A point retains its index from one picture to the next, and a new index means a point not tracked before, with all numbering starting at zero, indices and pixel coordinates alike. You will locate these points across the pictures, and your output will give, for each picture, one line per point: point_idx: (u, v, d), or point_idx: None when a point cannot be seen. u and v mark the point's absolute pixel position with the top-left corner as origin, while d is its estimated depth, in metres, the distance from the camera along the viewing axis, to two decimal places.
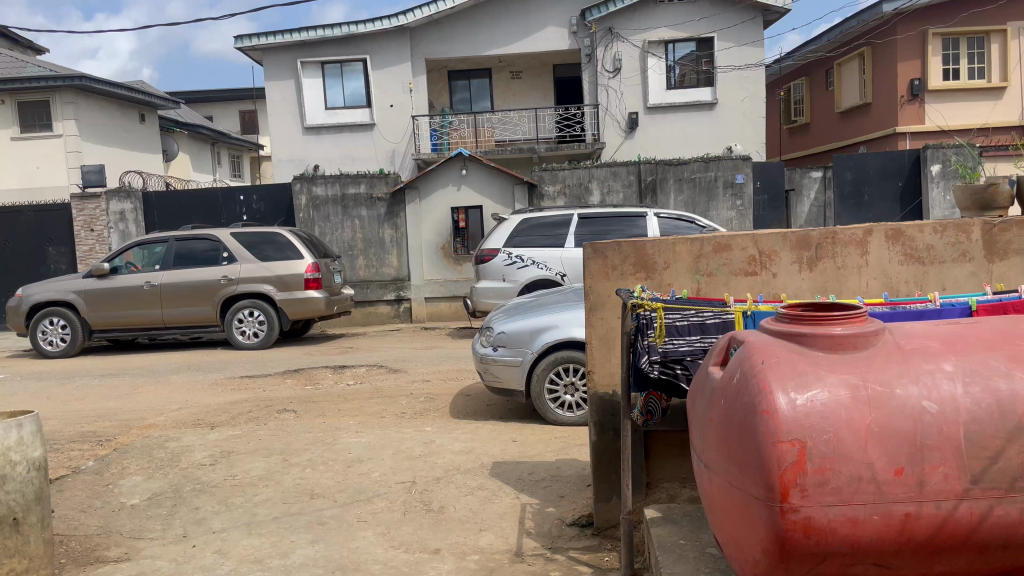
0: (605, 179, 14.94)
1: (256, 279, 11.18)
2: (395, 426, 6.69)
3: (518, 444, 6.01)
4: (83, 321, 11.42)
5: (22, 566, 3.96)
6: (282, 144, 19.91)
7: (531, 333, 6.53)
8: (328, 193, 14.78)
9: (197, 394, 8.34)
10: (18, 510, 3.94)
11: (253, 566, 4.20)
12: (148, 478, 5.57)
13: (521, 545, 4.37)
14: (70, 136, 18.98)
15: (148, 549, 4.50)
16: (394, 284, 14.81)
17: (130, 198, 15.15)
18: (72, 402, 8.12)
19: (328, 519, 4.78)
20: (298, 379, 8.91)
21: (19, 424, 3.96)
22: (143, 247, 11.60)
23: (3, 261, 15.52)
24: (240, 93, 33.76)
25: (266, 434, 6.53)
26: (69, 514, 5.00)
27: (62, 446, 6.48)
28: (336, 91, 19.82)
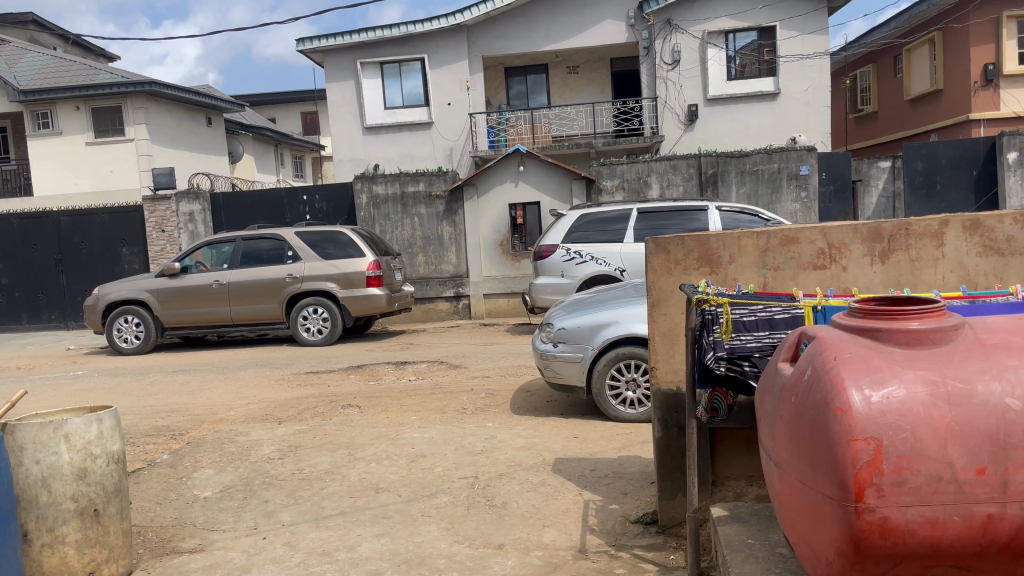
0: (664, 172, 14.81)
1: (320, 277, 11.38)
2: (457, 421, 6.74)
3: (580, 441, 5.99)
4: (156, 319, 11.80)
5: (103, 556, 4.12)
6: (342, 144, 20.25)
7: (592, 329, 6.50)
8: (389, 192, 15.00)
9: (264, 389, 8.54)
10: (99, 501, 4.10)
11: (321, 558, 4.29)
12: (220, 471, 5.73)
13: (585, 541, 4.36)
14: (142, 139, 19.66)
15: (221, 540, 4.63)
16: (453, 280, 14.92)
17: (199, 199, 15.69)
18: (148, 397, 8.41)
19: (393, 513, 4.85)
20: (361, 374, 9.05)
21: (99, 419, 4.12)
22: (211, 247, 11.94)
23: (80, 262, 16.12)
24: (302, 95, 34.43)
25: (332, 428, 6.66)
26: (146, 505, 5.18)
27: (138, 440, 6.72)
28: (395, 90, 20.05)
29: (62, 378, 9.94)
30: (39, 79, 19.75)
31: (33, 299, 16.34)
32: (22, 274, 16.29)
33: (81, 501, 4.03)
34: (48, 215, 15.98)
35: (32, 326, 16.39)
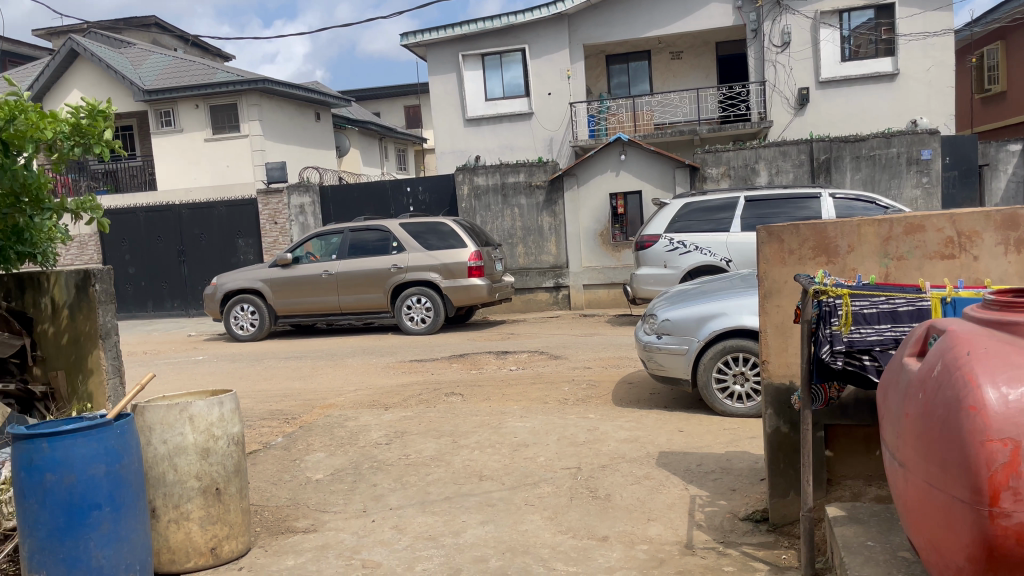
0: (773, 159, 14.32)
1: (423, 268, 11.61)
2: (559, 412, 6.74)
3: (685, 435, 5.87)
4: (270, 307, 12.31)
5: (224, 532, 4.33)
6: (445, 136, 20.56)
7: (697, 321, 6.36)
8: (489, 182, 15.11)
9: (370, 376, 8.77)
10: (221, 480, 4.30)
11: (427, 542, 4.38)
12: (330, 455, 5.93)
13: (692, 536, 4.28)
14: (255, 135, 20.54)
15: (332, 522, 4.79)
16: (553, 271, 14.91)
17: (309, 191, 16.19)
18: (262, 382, 8.79)
19: (497, 501, 4.89)
20: (463, 363, 9.17)
21: (220, 402, 4.32)
22: (321, 238, 12.34)
23: (200, 253, 17.00)
24: (405, 89, 35.11)
25: (436, 416, 6.78)
26: (262, 485, 5.42)
27: (254, 422, 7.03)
28: (496, 82, 20.20)
29: (185, 363, 10.51)
30: (162, 80, 20.90)
31: (158, 288, 17.36)
32: (148, 264, 17.30)
33: (204, 479, 4.24)
34: (171, 209, 16.91)
35: (157, 313, 17.42)
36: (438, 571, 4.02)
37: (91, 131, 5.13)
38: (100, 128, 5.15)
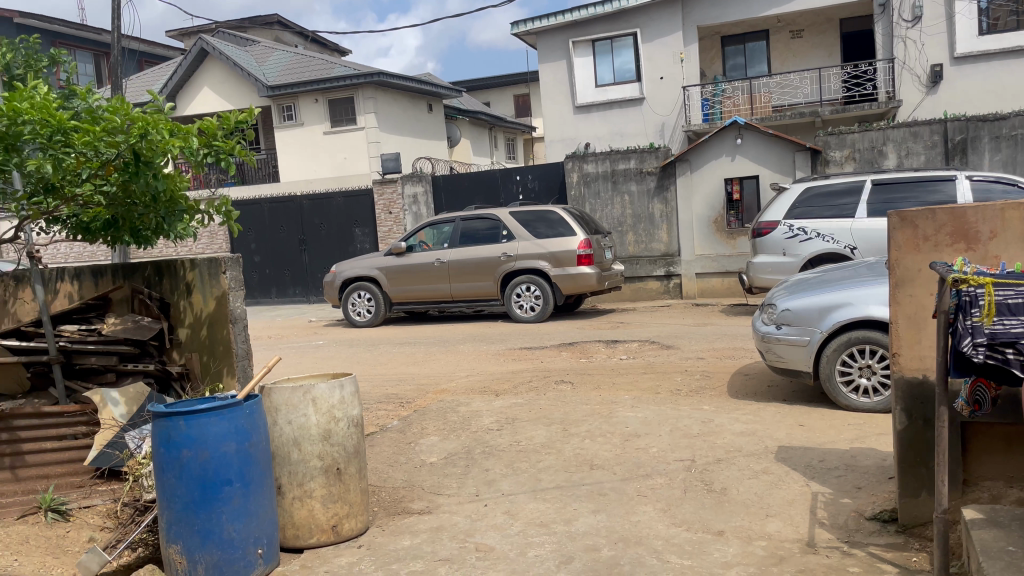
0: (903, 141, 13.55)
1: (532, 256, 11.65)
2: (672, 402, 6.63)
3: (806, 429, 5.65)
4: (386, 295, 12.67)
5: (344, 511, 4.48)
6: (555, 124, 20.53)
7: (820, 311, 6.11)
8: (599, 170, 15.01)
9: (482, 363, 8.89)
10: (341, 461, 4.45)
11: (539, 529, 4.40)
12: (443, 439, 6.05)
13: (814, 535, 4.12)
14: (371, 128, 21.15)
15: (446, 505, 4.88)
16: (664, 259, 14.65)
17: (422, 181, 16.57)
18: (378, 367, 9.08)
19: (608, 491, 4.86)
20: (573, 352, 9.15)
21: (341, 385, 4.47)
22: (433, 227, 12.59)
23: (320, 242, 17.68)
24: (515, 78, 35.24)
25: (546, 403, 6.80)
26: (380, 466, 5.60)
27: (371, 405, 7.26)
28: (606, 67, 19.98)
29: (307, 347, 10.97)
30: (284, 75, 21.85)
31: (282, 275, 18.16)
32: (272, 253, 18.13)
33: (326, 459, 4.41)
34: (293, 200, 17.66)
35: (280, 299, 18.24)
36: (550, 557, 4.03)
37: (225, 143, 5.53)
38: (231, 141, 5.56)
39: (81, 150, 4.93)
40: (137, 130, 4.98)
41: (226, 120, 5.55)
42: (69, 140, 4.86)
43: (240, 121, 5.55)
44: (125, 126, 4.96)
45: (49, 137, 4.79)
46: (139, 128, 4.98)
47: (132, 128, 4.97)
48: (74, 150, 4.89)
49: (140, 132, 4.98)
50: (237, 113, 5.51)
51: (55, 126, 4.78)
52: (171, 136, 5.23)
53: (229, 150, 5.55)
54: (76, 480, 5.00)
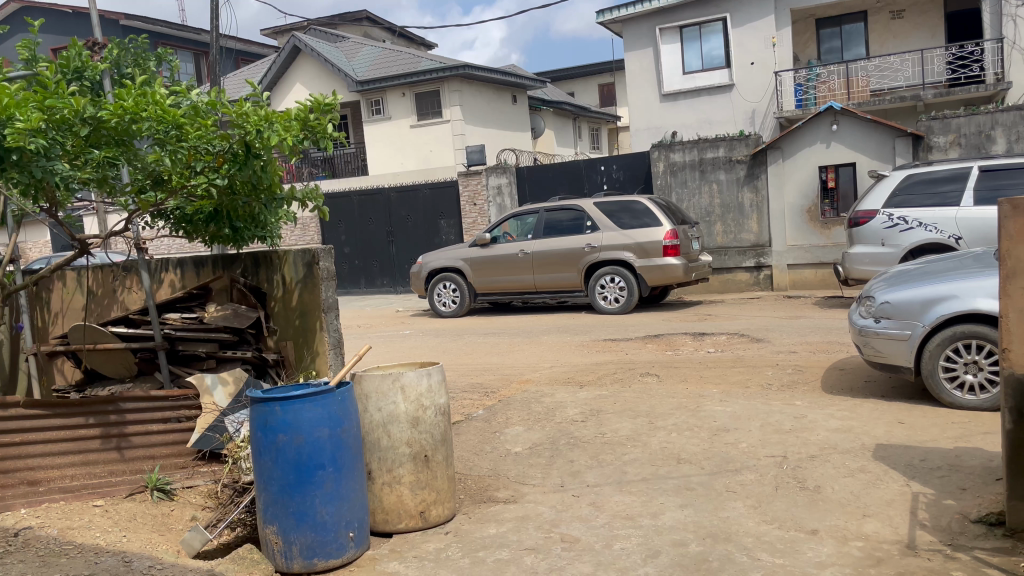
0: (1012, 125, 12.84)
1: (617, 247, 11.54)
2: (763, 397, 6.46)
3: (906, 427, 5.42)
4: (470, 285, 12.80)
5: (432, 498, 4.55)
6: (641, 113, 20.26)
7: (923, 304, 5.84)
8: (687, 159, 14.73)
9: (566, 354, 8.87)
10: (429, 448, 4.52)
11: (625, 522, 4.37)
12: (528, 429, 6.07)
13: (914, 536, 3.95)
14: (456, 120, 21.36)
15: (531, 494, 4.90)
16: (754, 250, 14.30)
17: (506, 173, 16.63)
18: (464, 357, 9.18)
19: (696, 485, 4.78)
20: (659, 344, 9.03)
21: (428, 373, 4.53)
22: (517, 219, 12.63)
23: (406, 233, 17.99)
24: (600, 67, 34.92)
25: (632, 395, 6.74)
26: (465, 455, 5.67)
27: (457, 395, 7.36)
28: (694, 54, 19.60)
29: (396, 336, 11.20)
30: (373, 70, 22.30)
31: (370, 266, 18.57)
32: (361, 244, 18.56)
33: (415, 446, 4.49)
34: (381, 192, 18.03)
35: (369, 289, 18.66)
36: (636, 551, 4.00)
37: (320, 126, 5.59)
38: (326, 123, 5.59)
39: (194, 143, 5.22)
40: (252, 125, 5.20)
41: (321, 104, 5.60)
42: (182, 133, 5.13)
43: (330, 104, 5.53)
44: (236, 119, 5.23)
45: (164, 131, 5.07)
46: (253, 123, 5.19)
47: (247, 122, 5.21)
48: (188, 143, 5.19)
49: (254, 127, 5.20)
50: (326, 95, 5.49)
51: (169, 122, 5.04)
52: (273, 123, 5.27)
53: (324, 134, 5.63)
54: (180, 461, 5.20)
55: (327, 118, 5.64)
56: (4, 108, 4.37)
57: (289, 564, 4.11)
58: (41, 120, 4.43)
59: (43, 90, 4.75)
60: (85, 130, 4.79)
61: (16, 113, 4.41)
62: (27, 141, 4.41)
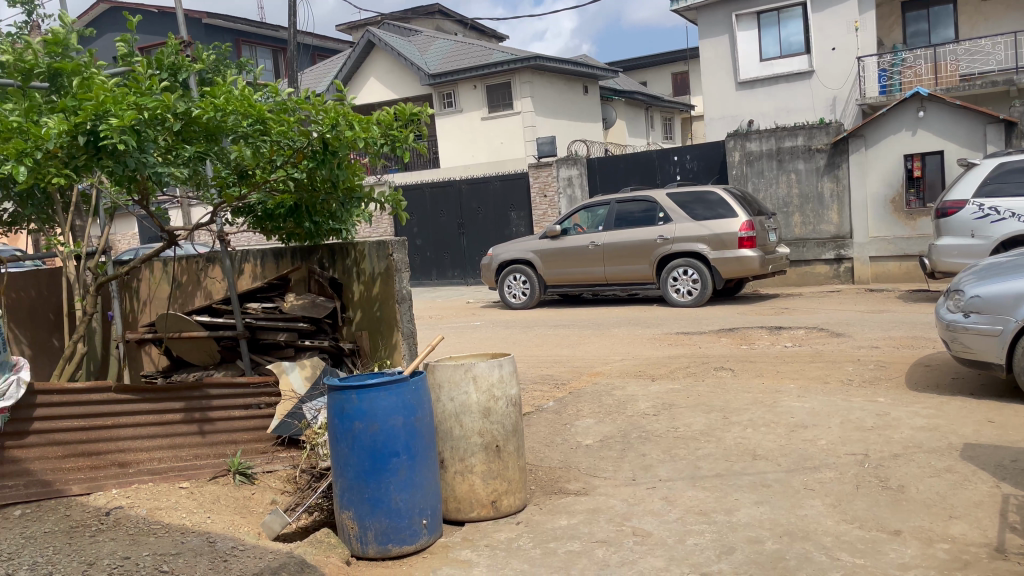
0: None
1: (691, 238, 11.36)
2: (842, 393, 6.27)
3: (997, 427, 5.18)
4: (540, 276, 12.81)
5: (503, 488, 4.57)
6: (716, 102, 19.88)
7: (1015, 299, 5.56)
8: (763, 148, 14.37)
9: (638, 347, 8.79)
10: (500, 438, 4.55)
11: (698, 517, 4.30)
12: (599, 422, 6.04)
13: (1004, 540, 3.77)
14: (527, 112, 21.34)
15: (602, 487, 4.88)
16: (834, 241, 13.88)
17: (577, 164, 16.61)
18: (534, 348, 9.19)
19: (773, 482, 4.67)
20: (734, 338, 8.86)
21: (500, 364, 4.56)
22: (588, 210, 12.57)
23: (477, 225, 18.10)
24: (673, 56, 34.39)
25: (706, 389, 6.63)
26: (536, 446, 5.68)
27: (527, 386, 7.38)
28: (772, 40, 19.15)
29: (467, 327, 11.29)
30: (445, 63, 22.50)
31: (441, 258, 18.75)
32: (433, 236, 18.76)
33: (486, 436, 4.52)
34: (453, 184, 18.17)
35: (440, 281, 18.85)
36: (709, 547, 3.94)
37: (402, 136, 5.77)
38: (408, 134, 5.79)
39: (276, 138, 5.41)
40: (328, 120, 5.33)
41: (403, 113, 5.73)
42: (266, 129, 5.32)
43: (415, 113, 5.73)
44: (318, 117, 5.36)
45: (249, 127, 5.25)
46: (330, 118, 5.32)
47: (324, 117, 5.35)
48: (270, 138, 5.38)
49: (331, 122, 5.33)
50: (412, 106, 5.71)
51: (254, 116, 5.23)
52: (356, 127, 5.42)
53: (402, 140, 5.75)
54: (260, 446, 5.44)
55: (412, 127, 5.87)
56: (100, 103, 4.51)
57: (364, 549, 4.19)
58: (134, 117, 4.52)
59: (136, 87, 4.87)
60: (176, 125, 4.91)
61: (112, 109, 4.54)
62: (120, 137, 4.52)
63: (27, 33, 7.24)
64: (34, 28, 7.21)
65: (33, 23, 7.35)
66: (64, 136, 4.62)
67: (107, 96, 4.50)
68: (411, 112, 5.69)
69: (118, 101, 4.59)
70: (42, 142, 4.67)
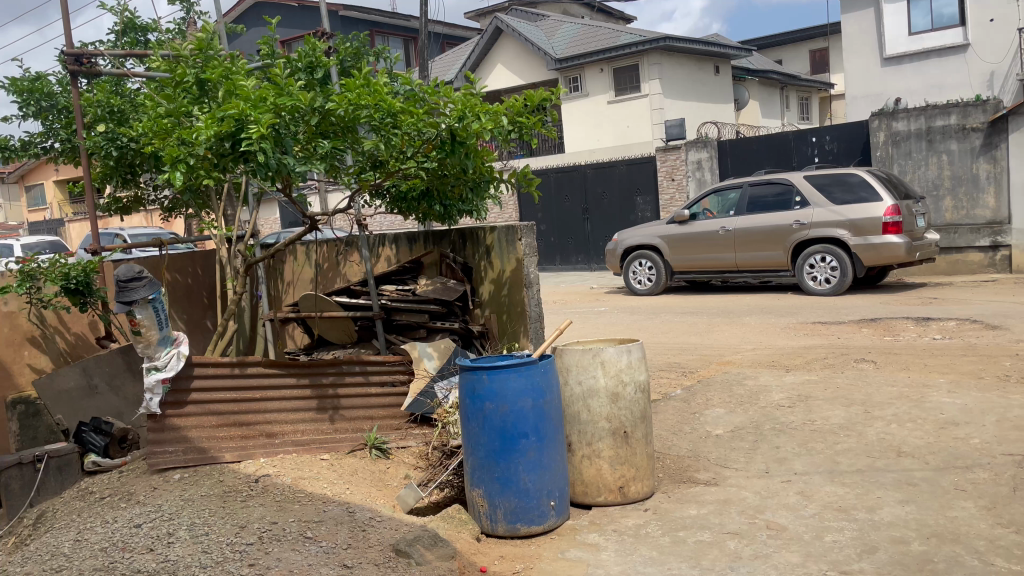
0: None
1: (829, 224, 10.85)
2: (999, 390, 5.83)
3: None
4: (667, 262, 12.61)
5: (630, 474, 4.54)
6: (858, 80, 18.85)
7: None
8: (911, 128, 13.49)
9: (771, 336, 8.51)
10: (628, 424, 4.52)
11: (838, 514, 4.13)
12: (730, 412, 5.89)
13: None
14: (655, 94, 20.94)
15: (734, 478, 4.77)
16: (989, 227, 12.90)
17: (707, 147, 16.27)
18: (662, 335, 9.07)
19: (919, 481, 4.42)
20: (876, 328, 8.42)
21: (628, 350, 4.51)
22: (718, 194, 12.25)
23: (602, 210, 17.97)
24: (812, 32, 32.84)
25: (846, 381, 6.35)
26: (664, 433, 5.62)
27: (655, 373, 7.31)
28: (922, 12, 17.90)
29: (591, 313, 11.28)
30: (572, 47, 22.44)
31: (566, 244, 18.74)
32: (557, 221, 18.78)
33: (614, 422, 4.50)
34: (578, 169, 18.12)
35: (564, 266, 18.84)
36: (850, 545, 3.77)
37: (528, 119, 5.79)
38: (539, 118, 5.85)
39: (406, 130, 5.47)
40: (458, 112, 5.45)
41: (532, 98, 5.76)
42: (397, 121, 5.40)
43: (545, 98, 5.74)
44: (450, 108, 5.47)
45: (380, 120, 5.35)
46: (462, 109, 5.44)
47: (453, 112, 5.47)
48: (400, 130, 5.44)
49: (462, 113, 5.44)
50: (542, 91, 5.71)
51: (386, 110, 5.32)
52: (484, 118, 5.53)
53: (532, 124, 5.80)
54: (395, 423, 5.60)
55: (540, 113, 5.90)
56: (240, 111, 4.83)
57: (494, 527, 4.29)
58: (271, 122, 4.84)
59: (277, 88, 5.20)
60: (314, 119, 5.19)
61: (251, 115, 4.84)
62: (265, 138, 4.86)
63: (186, 29, 7.75)
64: (189, 25, 7.72)
65: (189, 20, 7.85)
66: (212, 141, 4.97)
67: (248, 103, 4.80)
68: (542, 98, 5.73)
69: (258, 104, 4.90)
70: (194, 147, 5.09)
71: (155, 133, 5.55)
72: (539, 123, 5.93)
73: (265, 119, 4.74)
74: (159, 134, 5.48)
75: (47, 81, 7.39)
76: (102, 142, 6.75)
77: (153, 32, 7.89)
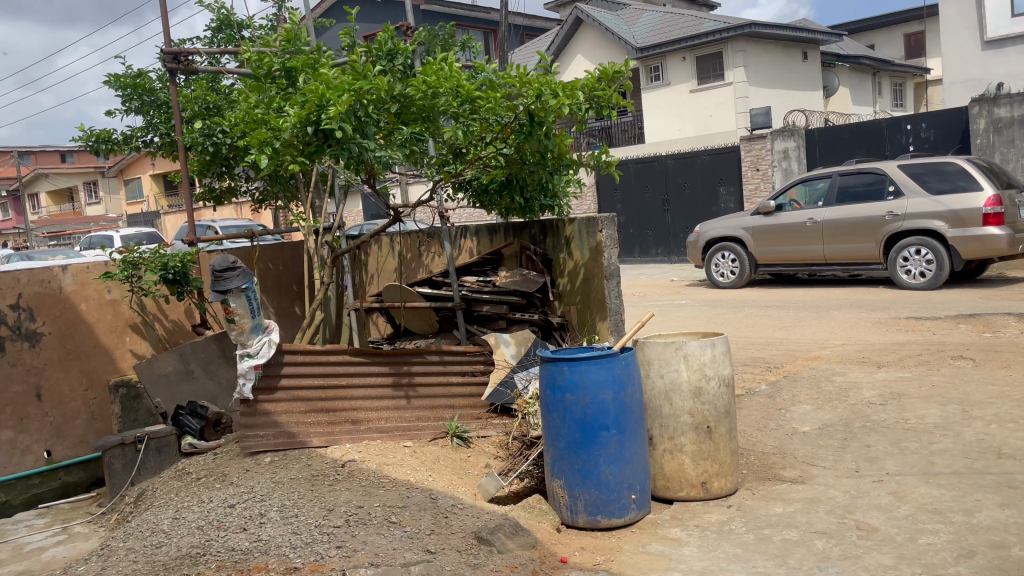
0: None
1: (925, 215, 10.38)
2: None
3: None
4: (751, 255, 12.34)
5: (713, 470, 4.47)
6: (956, 64, 18.04)
7: None
8: (1015, 114, 12.82)
9: (861, 331, 8.22)
10: (711, 419, 4.45)
11: (933, 516, 3.97)
12: (818, 409, 5.73)
13: None
14: (739, 82, 20.41)
15: (823, 477, 4.64)
16: None
17: (794, 136, 15.86)
18: (745, 329, 8.88)
19: (1022, 484, 4.21)
20: (974, 324, 8.03)
21: (713, 343, 4.44)
22: (806, 184, 11.89)
23: (682, 201, 17.66)
24: (906, 15, 31.48)
25: (942, 379, 6.09)
26: (748, 430, 5.51)
27: (737, 367, 7.18)
28: None
29: (672, 306, 11.13)
30: (654, 36, 22.15)
31: (645, 236, 18.51)
32: (636, 213, 18.55)
33: (697, 417, 4.44)
34: (659, 160, 17.86)
35: (643, 258, 18.64)
36: (946, 548, 3.63)
37: (604, 96, 5.62)
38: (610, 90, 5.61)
39: (484, 116, 5.52)
40: (533, 91, 5.32)
41: (606, 72, 5.54)
42: (475, 108, 5.46)
43: (618, 71, 5.49)
44: (522, 91, 5.40)
45: (458, 106, 5.45)
46: (534, 89, 5.31)
47: (528, 90, 5.36)
48: (478, 116, 5.50)
49: (535, 92, 5.32)
50: (616, 64, 5.49)
51: (464, 96, 5.41)
52: (560, 95, 5.40)
53: (607, 100, 5.64)
54: (475, 412, 5.67)
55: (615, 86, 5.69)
56: (321, 94, 4.95)
57: (574, 518, 4.31)
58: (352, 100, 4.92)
59: (355, 73, 5.24)
60: (395, 106, 5.28)
61: (330, 98, 4.94)
62: (344, 122, 4.97)
63: (276, 26, 7.98)
64: (280, 21, 7.94)
65: (279, 16, 8.08)
66: (297, 127, 5.12)
67: (327, 86, 4.91)
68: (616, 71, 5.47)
69: (338, 88, 4.96)
70: (280, 132, 5.24)
71: (246, 124, 5.77)
72: (617, 99, 5.79)
73: (345, 100, 4.82)
74: (249, 125, 5.69)
75: (148, 77, 7.72)
76: (200, 137, 7.03)
77: (248, 28, 8.16)
